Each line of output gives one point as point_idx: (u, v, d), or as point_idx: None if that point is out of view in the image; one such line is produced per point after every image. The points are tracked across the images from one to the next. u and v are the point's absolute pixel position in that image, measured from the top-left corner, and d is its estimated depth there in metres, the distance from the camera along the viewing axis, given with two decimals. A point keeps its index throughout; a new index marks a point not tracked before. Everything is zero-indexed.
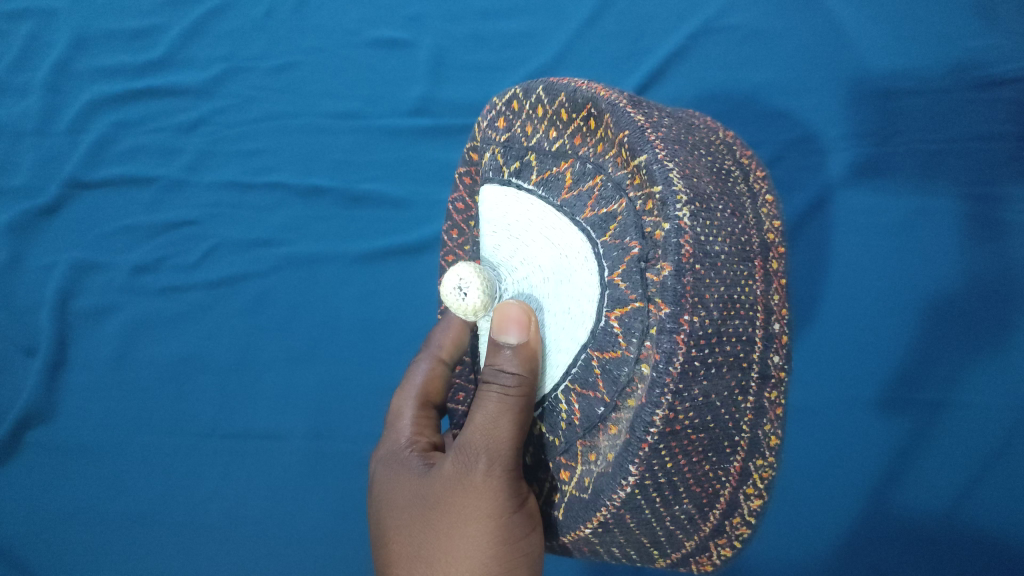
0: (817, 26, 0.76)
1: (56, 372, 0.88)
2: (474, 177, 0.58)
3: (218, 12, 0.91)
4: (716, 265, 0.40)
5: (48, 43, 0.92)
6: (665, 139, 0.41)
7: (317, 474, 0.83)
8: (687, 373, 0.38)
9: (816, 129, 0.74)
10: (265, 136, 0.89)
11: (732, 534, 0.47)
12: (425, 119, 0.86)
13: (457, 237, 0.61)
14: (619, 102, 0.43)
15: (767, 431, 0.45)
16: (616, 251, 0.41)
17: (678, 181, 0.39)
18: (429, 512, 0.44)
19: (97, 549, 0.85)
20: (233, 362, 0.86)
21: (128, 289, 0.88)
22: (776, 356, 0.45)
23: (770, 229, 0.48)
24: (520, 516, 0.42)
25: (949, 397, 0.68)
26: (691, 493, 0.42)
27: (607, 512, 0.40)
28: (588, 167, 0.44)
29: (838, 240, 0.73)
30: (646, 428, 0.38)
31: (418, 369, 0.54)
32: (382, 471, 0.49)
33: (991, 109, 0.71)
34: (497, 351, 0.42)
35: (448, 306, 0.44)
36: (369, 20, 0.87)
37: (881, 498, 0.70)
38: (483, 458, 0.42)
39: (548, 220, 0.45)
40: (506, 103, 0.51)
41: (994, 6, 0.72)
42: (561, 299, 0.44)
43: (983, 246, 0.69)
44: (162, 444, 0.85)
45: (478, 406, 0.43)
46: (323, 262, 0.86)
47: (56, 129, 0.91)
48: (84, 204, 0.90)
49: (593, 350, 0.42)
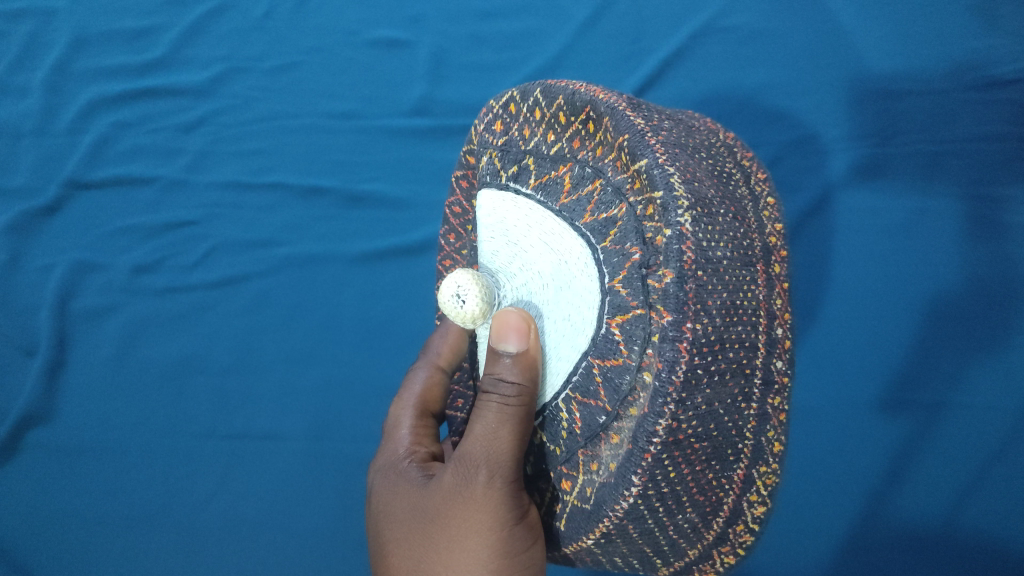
0: (820, 24, 0.75)
1: (55, 374, 0.86)
2: (471, 181, 0.57)
3: (218, 12, 0.90)
4: (718, 271, 0.39)
5: (48, 43, 0.91)
6: (666, 142, 0.41)
7: (317, 476, 0.82)
8: (690, 382, 0.37)
9: (817, 128, 0.74)
10: (264, 136, 0.88)
11: (735, 541, 0.46)
12: (424, 119, 0.85)
13: (455, 241, 0.61)
14: (618, 105, 0.42)
15: (771, 437, 0.44)
16: (616, 257, 0.40)
17: (679, 186, 0.38)
18: (429, 526, 0.43)
19: (98, 550, 0.84)
20: (234, 363, 0.85)
21: (128, 290, 0.87)
22: (779, 361, 0.44)
23: (772, 232, 0.47)
24: (521, 528, 0.41)
25: (951, 397, 0.68)
26: (695, 502, 0.42)
27: (610, 523, 0.40)
28: (588, 172, 0.43)
29: (841, 238, 0.72)
30: (649, 438, 0.37)
31: (416, 376, 0.53)
32: (381, 482, 0.48)
33: (991, 110, 0.70)
34: (496, 359, 0.42)
35: (446, 314, 0.44)
36: (368, 20, 0.86)
37: (886, 496, 0.69)
38: (483, 470, 0.41)
39: (547, 225, 0.44)
40: (503, 105, 0.50)
41: (996, 6, 0.71)
42: (561, 306, 0.43)
43: (984, 246, 0.68)
44: (163, 445, 0.84)
45: (478, 416, 0.43)
46: (322, 263, 0.85)
47: (55, 128, 0.90)
48: (83, 204, 0.89)
49: (594, 358, 0.41)
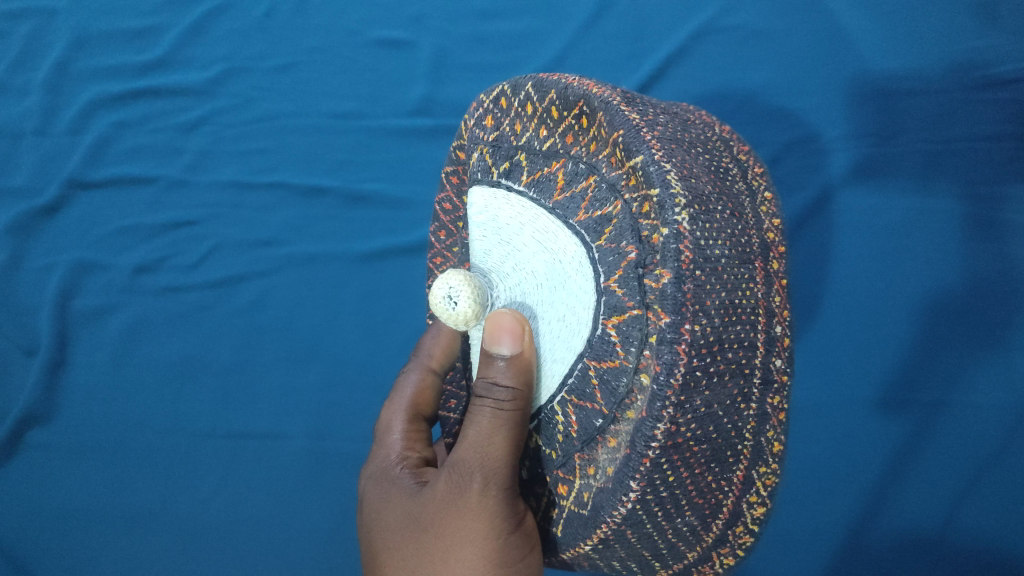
0: (816, 30, 0.74)
1: (56, 374, 0.85)
2: (461, 177, 0.56)
3: (220, 12, 0.87)
4: (716, 270, 0.38)
5: (51, 44, 0.89)
6: (662, 138, 0.39)
7: (318, 474, 0.81)
8: (689, 385, 0.36)
9: (815, 130, 0.73)
10: (266, 136, 0.86)
11: (735, 543, 0.45)
12: (426, 119, 0.83)
13: (446, 238, 0.59)
14: (612, 100, 0.41)
15: (771, 437, 0.43)
16: (612, 256, 0.39)
17: (676, 183, 0.37)
18: (422, 536, 0.42)
19: (101, 549, 0.83)
20: (233, 362, 0.83)
21: (129, 290, 0.85)
22: (779, 359, 0.43)
23: (770, 228, 0.46)
24: (517, 537, 0.40)
25: (947, 392, 0.68)
26: (693, 506, 0.41)
27: (607, 529, 0.39)
28: (581, 168, 0.42)
29: (842, 236, 0.71)
30: (647, 442, 0.36)
31: (408, 379, 0.52)
32: (372, 491, 0.47)
33: (989, 110, 0.69)
34: (490, 363, 0.41)
35: (438, 315, 0.43)
36: (370, 20, 0.84)
37: (891, 490, 0.69)
38: (477, 478, 0.41)
39: (541, 223, 0.43)
40: (494, 99, 0.49)
41: (993, 7, 0.70)
42: (555, 307, 0.42)
43: (981, 244, 0.68)
44: (165, 445, 0.83)
45: (471, 422, 0.42)
46: (324, 263, 0.84)
47: (56, 128, 0.88)
48: (85, 205, 0.87)
49: (590, 359, 0.40)
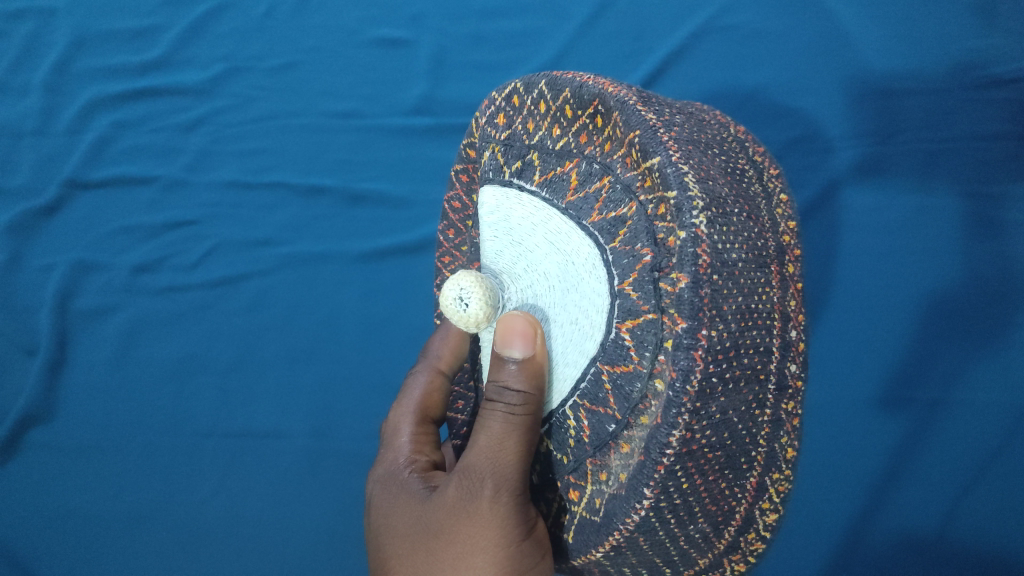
0: (818, 31, 0.73)
1: (54, 374, 0.84)
2: (471, 176, 0.56)
3: (218, 11, 0.86)
4: (733, 274, 0.37)
5: (49, 44, 0.88)
6: (678, 139, 0.39)
7: (317, 475, 0.81)
8: (705, 392, 0.36)
9: (817, 129, 0.72)
10: (264, 135, 0.85)
11: (746, 549, 0.45)
12: (425, 118, 0.82)
13: (454, 237, 0.59)
14: (628, 99, 0.40)
15: (784, 443, 0.42)
16: (626, 258, 0.39)
17: (694, 185, 0.36)
18: (432, 542, 0.41)
19: (100, 550, 0.82)
20: (232, 362, 0.83)
21: (128, 290, 0.85)
22: (793, 365, 0.42)
23: (785, 230, 0.45)
24: (529, 544, 0.40)
25: (952, 395, 0.67)
26: (707, 512, 0.40)
27: (620, 536, 0.39)
28: (595, 168, 0.41)
29: (847, 240, 0.70)
30: (662, 449, 0.36)
31: (417, 381, 0.52)
32: (380, 495, 0.47)
33: (991, 108, 0.68)
34: (501, 366, 0.40)
35: (448, 317, 0.42)
36: (369, 19, 0.83)
37: (894, 497, 0.68)
38: (489, 484, 0.40)
39: (553, 224, 0.42)
40: (506, 98, 0.48)
41: (994, 5, 0.69)
42: (568, 310, 0.42)
43: (985, 245, 0.67)
44: (164, 446, 0.82)
45: (482, 427, 0.41)
46: (322, 262, 0.83)
47: (55, 128, 0.87)
48: (83, 205, 0.86)
49: (603, 364, 0.40)
